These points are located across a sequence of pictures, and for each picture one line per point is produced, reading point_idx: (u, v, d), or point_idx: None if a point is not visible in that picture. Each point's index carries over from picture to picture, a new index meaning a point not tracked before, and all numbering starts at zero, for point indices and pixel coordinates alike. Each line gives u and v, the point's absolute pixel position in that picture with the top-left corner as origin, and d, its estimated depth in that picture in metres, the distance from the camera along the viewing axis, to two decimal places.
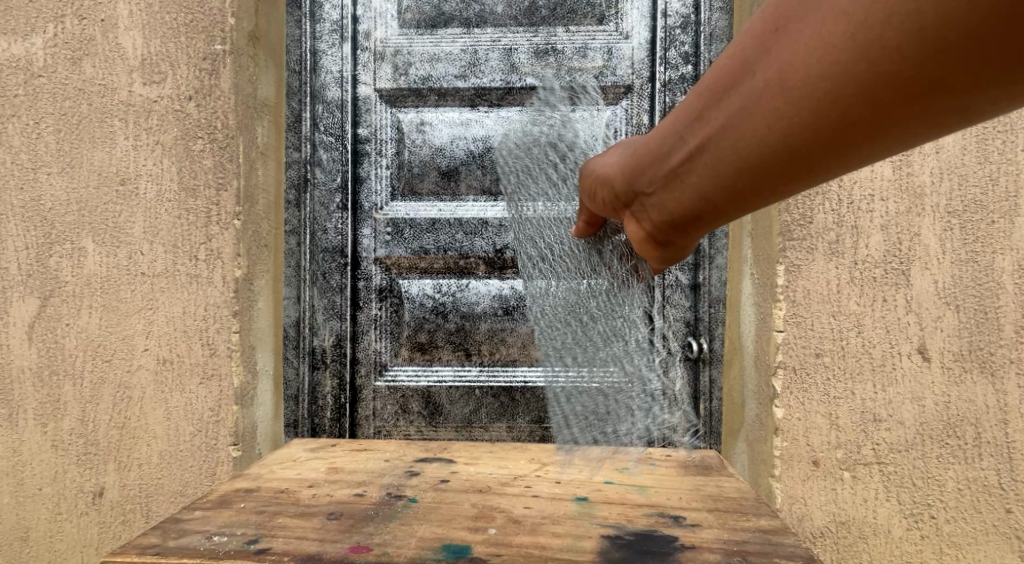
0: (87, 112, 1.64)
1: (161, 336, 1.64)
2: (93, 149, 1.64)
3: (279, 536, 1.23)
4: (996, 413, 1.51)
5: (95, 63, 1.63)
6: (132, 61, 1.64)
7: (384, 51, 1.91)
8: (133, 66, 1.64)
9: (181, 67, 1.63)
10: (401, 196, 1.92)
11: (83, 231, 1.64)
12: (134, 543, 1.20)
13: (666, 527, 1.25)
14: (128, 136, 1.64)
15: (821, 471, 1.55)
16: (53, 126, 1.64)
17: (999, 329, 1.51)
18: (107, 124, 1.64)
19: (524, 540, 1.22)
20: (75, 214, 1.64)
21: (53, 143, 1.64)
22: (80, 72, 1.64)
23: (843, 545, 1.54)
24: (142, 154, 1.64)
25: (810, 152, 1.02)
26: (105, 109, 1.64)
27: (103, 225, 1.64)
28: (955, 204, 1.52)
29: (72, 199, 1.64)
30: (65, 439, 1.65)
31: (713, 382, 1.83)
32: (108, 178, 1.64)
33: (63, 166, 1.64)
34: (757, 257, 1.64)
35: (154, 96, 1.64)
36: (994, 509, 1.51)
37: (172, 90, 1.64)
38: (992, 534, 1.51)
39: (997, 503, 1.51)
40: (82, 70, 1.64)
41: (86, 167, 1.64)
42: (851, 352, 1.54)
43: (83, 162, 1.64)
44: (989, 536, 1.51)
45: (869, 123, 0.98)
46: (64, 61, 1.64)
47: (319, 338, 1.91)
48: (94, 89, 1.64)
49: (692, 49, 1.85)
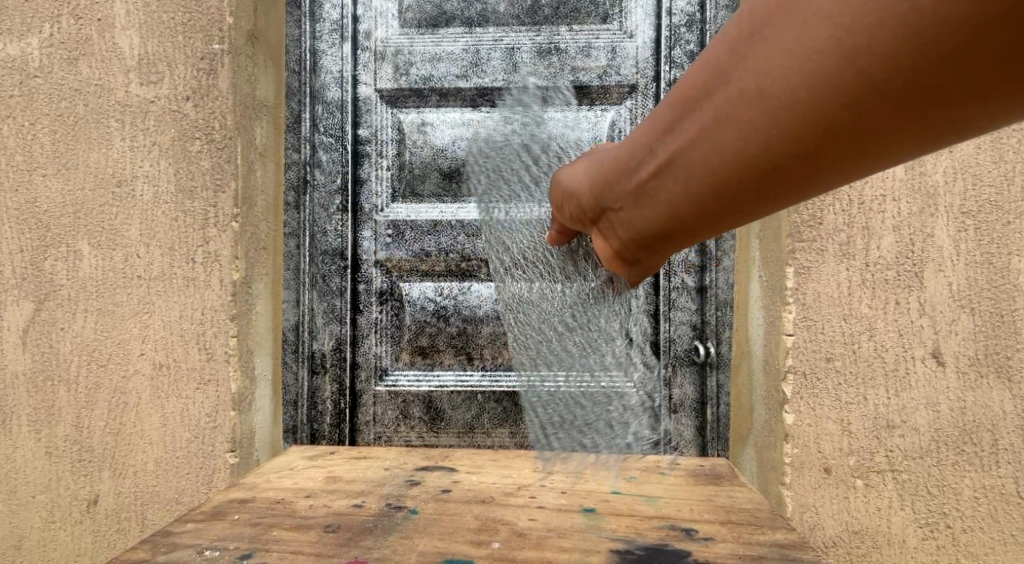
0: (83, 113, 1.62)
1: (158, 341, 1.62)
2: (89, 150, 1.62)
3: (274, 551, 1.20)
4: (1013, 419, 1.49)
5: (91, 63, 1.61)
6: (129, 61, 1.61)
7: (385, 51, 1.89)
8: (130, 66, 1.61)
9: (179, 67, 1.61)
10: (402, 198, 1.90)
11: (78, 233, 1.62)
12: (125, 557, 1.18)
13: (678, 540, 1.23)
14: (124, 137, 1.62)
15: (833, 479, 1.52)
16: (49, 127, 1.62)
17: (1016, 333, 1.49)
18: (103, 125, 1.62)
19: (529, 555, 1.19)
20: (70, 217, 1.62)
21: (49, 145, 1.62)
22: (76, 73, 1.62)
23: (856, 554, 1.52)
24: (139, 156, 1.62)
25: (839, 132, 0.97)
26: (101, 110, 1.62)
27: (99, 228, 1.62)
28: (969, 205, 1.50)
29: (68, 201, 1.62)
30: (60, 445, 1.63)
31: (720, 387, 1.82)
32: (104, 180, 1.62)
33: (59, 168, 1.62)
34: (766, 259, 1.62)
35: (151, 96, 1.62)
36: (1012, 517, 1.49)
37: (170, 90, 1.61)
38: (1010, 544, 1.49)
39: (1015, 511, 1.49)
40: (78, 71, 1.62)
41: (82, 169, 1.62)
42: (863, 356, 1.52)
43: (79, 163, 1.62)
44: (1007, 545, 1.49)
45: (924, 109, 0.93)
46: (60, 61, 1.62)
47: (319, 342, 1.89)
48: (90, 89, 1.62)
49: (697, 48, 1.83)
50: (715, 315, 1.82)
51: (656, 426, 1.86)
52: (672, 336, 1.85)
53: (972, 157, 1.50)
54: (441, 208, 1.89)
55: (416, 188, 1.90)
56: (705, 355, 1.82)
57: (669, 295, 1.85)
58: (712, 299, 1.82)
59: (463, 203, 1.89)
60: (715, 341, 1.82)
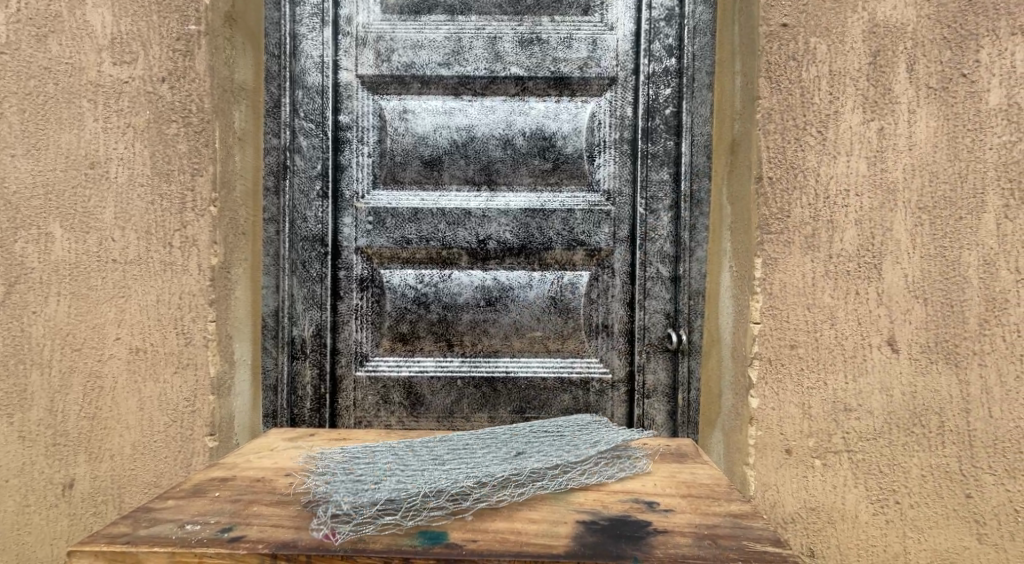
0: (53, 92, 1.61)
1: (134, 325, 1.63)
2: (61, 130, 1.61)
3: (253, 525, 1.23)
4: (959, 403, 1.55)
5: (61, 40, 1.62)
6: (101, 40, 1.62)
7: (366, 37, 1.90)
8: (102, 45, 1.62)
9: (153, 47, 1.63)
10: (383, 184, 1.92)
11: (50, 215, 1.61)
12: (104, 533, 1.20)
13: (640, 512, 1.27)
14: (98, 119, 1.62)
15: (794, 459, 1.57)
16: (17, 106, 1.61)
17: (964, 321, 1.54)
18: (75, 105, 1.62)
19: (501, 527, 1.23)
20: (41, 199, 1.61)
21: (17, 124, 1.61)
22: (45, 50, 1.61)
23: (813, 529, 1.57)
24: (112, 138, 1.62)
25: None
26: (72, 89, 1.61)
27: (72, 210, 1.62)
28: (926, 200, 1.55)
29: (38, 182, 1.61)
30: (33, 429, 1.62)
31: (690, 373, 1.87)
32: (77, 161, 1.62)
33: (28, 148, 1.61)
34: (736, 251, 1.66)
35: (125, 76, 1.62)
36: (955, 493, 1.55)
37: (144, 71, 1.63)
38: (953, 518, 1.55)
39: (957, 488, 1.55)
40: (47, 48, 1.61)
41: (53, 150, 1.61)
42: (825, 343, 1.57)
43: (49, 144, 1.61)
44: (949, 519, 1.55)
45: None
46: (28, 37, 1.61)
47: (299, 328, 1.90)
48: (61, 68, 1.61)
49: (676, 42, 1.88)
50: (686, 303, 1.87)
51: (630, 411, 1.92)
52: (646, 324, 1.90)
53: (930, 155, 1.55)
54: (423, 196, 1.91)
55: (398, 176, 1.92)
56: (678, 343, 1.88)
57: (644, 285, 1.90)
58: (685, 288, 1.87)
59: (444, 192, 1.91)
60: (688, 328, 1.87)
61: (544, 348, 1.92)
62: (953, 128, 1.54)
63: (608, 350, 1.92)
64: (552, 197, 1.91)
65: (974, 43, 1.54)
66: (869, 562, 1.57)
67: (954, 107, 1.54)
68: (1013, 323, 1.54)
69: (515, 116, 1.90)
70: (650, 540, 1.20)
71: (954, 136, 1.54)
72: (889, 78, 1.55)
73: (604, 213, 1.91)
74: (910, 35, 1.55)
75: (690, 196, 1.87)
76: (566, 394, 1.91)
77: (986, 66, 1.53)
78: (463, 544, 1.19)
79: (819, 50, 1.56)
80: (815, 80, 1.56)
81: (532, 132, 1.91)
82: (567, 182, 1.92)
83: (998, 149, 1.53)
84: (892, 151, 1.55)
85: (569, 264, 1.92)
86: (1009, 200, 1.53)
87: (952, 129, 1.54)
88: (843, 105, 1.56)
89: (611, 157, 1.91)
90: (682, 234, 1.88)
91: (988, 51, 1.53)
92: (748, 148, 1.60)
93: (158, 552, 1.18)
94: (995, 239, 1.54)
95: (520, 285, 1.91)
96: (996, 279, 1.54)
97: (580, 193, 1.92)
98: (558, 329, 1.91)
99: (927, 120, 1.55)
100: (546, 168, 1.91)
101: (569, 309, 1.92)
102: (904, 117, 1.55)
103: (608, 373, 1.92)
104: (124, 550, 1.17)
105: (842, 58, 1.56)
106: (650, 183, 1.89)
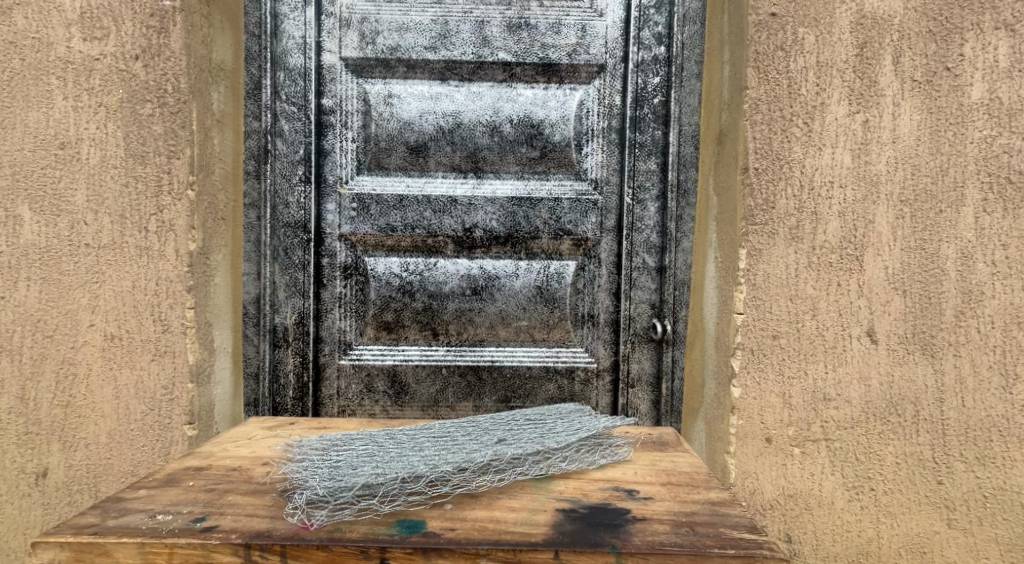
0: (21, 67, 1.59)
1: (109, 311, 1.63)
2: (29, 108, 1.60)
3: (227, 514, 1.23)
4: (934, 392, 1.57)
5: (27, 13, 1.60)
6: (70, 15, 1.61)
7: (350, 18, 1.89)
8: (71, 20, 1.61)
9: (125, 23, 1.61)
10: (367, 170, 1.91)
11: (18, 198, 1.60)
12: (71, 524, 1.20)
13: (620, 500, 1.28)
14: (67, 96, 1.61)
15: (773, 447, 1.58)
16: None
17: (941, 313, 1.56)
18: (44, 82, 1.60)
19: (479, 515, 1.23)
20: (8, 180, 1.60)
21: None
22: (11, 24, 1.59)
23: (791, 516, 1.59)
24: (83, 117, 1.61)
25: None
26: (40, 65, 1.60)
27: (41, 192, 1.61)
28: (907, 193, 1.56)
29: (6, 162, 1.60)
30: (4, 418, 1.61)
31: (675, 362, 1.88)
32: (46, 141, 1.60)
33: None
34: (722, 242, 1.66)
35: (96, 53, 1.61)
36: (928, 480, 1.57)
37: (116, 48, 1.61)
38: (924, 505, 1.57)
39: (930, 475, 1.57)
40: (13, 21, 1.59)
41: (21, 129, 1.60)
42: (806, 334, 1.58)
43: (16, 124, 1.60)
44: (921, 506, 1.57)
45: None
46: None
47: (281, 316, 1.90)
48: (27, 43, 1.60)
49: (665, 30, 1.88)
50: (673, 294, 1.88)
51: (614, 400, 1.93)
52: (632, 314, 1.92)
53: (913, 148, 1.56)
54: (407, 183, 1.91)
55: (382, 162, 1.91)
56: (662, 333, 1.89)
57: (630, 274, 1.91)
58: (671, 279, 1.89)
59: (429, 178, 1.91)
60: (672, 319, 1.89)
61: (530, 338, 1.93)
62: (936, 122, 1.56)
63: (593, 339, 1.93)
64: (539, 186, 1.92)
65: (958, 37, 1.55)
66: (844, 547, 1.59)
67: (938, 100, 1.55)
68: (988, 316, 1.56)
69: (503, 103, 1.90)
70: (628, 528, 1.21)
71: (937, 130, 1.55)
72: (874, 71, 1.56)
73: (591, 202, 1.92)
74: (895, 27, 1.55)
75: (677, 186, 1.87)
76: (552, 383, 1.93)
77: (970, 60, 1.54)
78: (441, 532, 1.19)
79: (806, 41, 1.56)
80: (802, 71, 1.57)
81: (518, 119, 1.91)
82: (554, 171, 1.92)
83: (978, 143, 1.55)
84: (876, 144, 1.56)
85: (555, 253, 1.92)
86: (987, 194, 1.55)
87: (935, 123, 1.56)
88: (829, 97, 1.56)
89: (598, 146, 1.91)
90: (669, 225, 1.89)
91: (971, 45, 1.54)
92: (735, 138, 1.60)
93: (125, 543, 1.17)
94: (973, 232, 1.55)
95: (506, 275, 1.91)
96: (973, 271, 1.56)
97: (567, 182, 1.92)
98: (545, 319, 1.93)
99: (910, 113, 1.56)
100: (533, 155, 1.91)
101: (555, 299, 1.93)
102: (888, 110, 1.56)
103: (594, 363, 1.93)
104: (93, 540, 1.17)
105: (829, 49, 1.56)
106: (637, 172, 1.90)
